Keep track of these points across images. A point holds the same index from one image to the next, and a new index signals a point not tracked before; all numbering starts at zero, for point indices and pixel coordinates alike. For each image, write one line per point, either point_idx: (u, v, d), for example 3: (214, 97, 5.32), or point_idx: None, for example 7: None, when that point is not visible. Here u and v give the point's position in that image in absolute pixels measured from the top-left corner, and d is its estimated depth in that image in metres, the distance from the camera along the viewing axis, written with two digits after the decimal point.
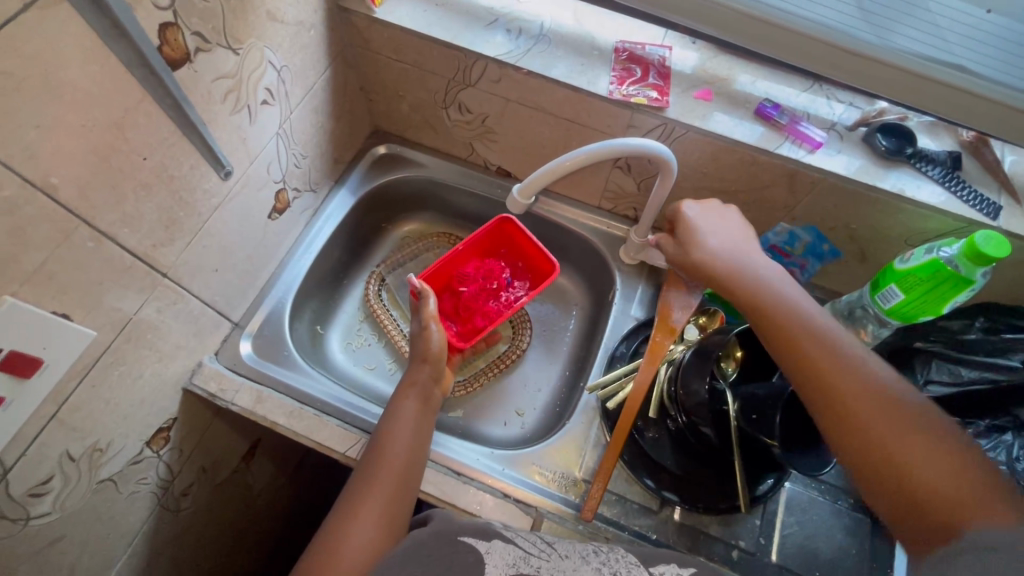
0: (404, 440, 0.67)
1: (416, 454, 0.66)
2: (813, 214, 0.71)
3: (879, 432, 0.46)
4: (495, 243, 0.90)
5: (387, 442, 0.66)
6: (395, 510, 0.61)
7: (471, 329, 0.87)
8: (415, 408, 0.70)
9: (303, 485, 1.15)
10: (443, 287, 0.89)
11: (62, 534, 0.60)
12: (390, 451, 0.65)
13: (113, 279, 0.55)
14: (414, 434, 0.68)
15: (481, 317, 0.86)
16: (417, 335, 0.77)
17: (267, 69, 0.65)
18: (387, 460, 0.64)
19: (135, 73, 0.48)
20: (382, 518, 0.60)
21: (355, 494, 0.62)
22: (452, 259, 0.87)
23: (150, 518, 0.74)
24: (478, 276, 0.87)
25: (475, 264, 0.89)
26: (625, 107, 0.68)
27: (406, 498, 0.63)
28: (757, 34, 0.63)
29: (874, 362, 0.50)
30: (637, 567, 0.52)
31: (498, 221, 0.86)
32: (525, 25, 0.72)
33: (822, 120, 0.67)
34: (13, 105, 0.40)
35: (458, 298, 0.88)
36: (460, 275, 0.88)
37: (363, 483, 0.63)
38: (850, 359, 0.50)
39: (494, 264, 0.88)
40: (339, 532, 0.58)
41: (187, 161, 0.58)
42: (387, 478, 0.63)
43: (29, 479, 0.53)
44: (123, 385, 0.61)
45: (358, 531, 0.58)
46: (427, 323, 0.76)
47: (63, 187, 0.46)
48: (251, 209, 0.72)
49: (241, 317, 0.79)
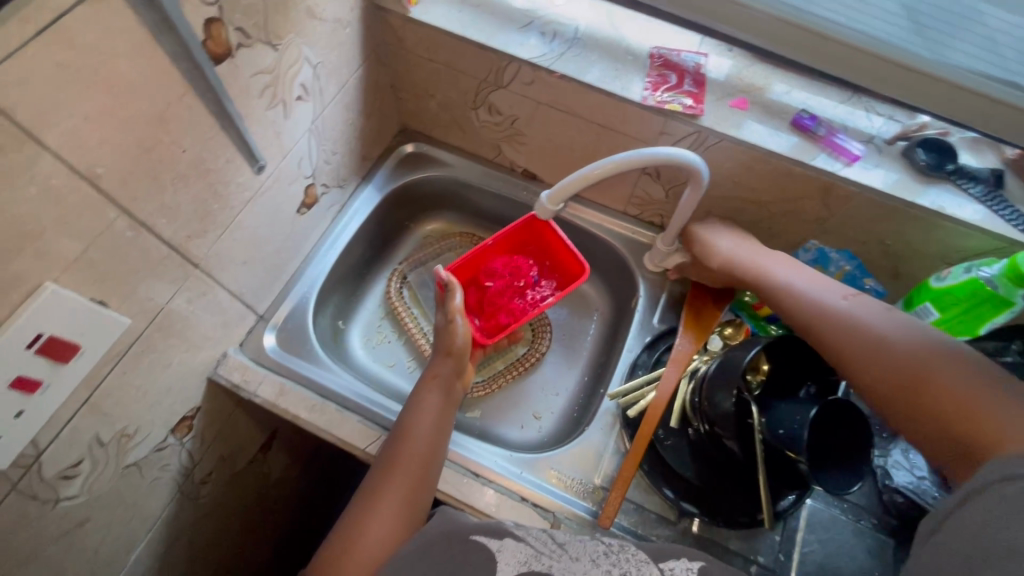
0: (425, 431, 0.67)
1: (436, 449, 0.66)
2: (845, 228, 0.70)
3: (896, 381, 0.54)
4: (523, 240, 0.89)
5: (408, 433, 0.66)
6: (413, 505, 0.61)
7: (494, 325, 0.87)
8: (437, 402, 0.70)
9: (316, 478, 1.16)
10: (468, 281, 0.89)
11: (88, 517, 0.61)
12: (411, 442, 0.65)
13: (149, 268, 0.56)
14: (434, 425, 0.68)
15: (505, 314, 0.86)
16: (441, 329, 0.77)
17: (304, 65, 0.66)
18: (407, 448, 0.65)
19: (180, 67, 0.49)
20: (401, 511, 0.60)
21: (374, 483, 0.63)
22: (480, 253, 0.87)
23: (171, 504, 0.76)
24: (506, 272, 0.86)
25: (503, 260, 0.88)
26: (658, 113, 0.67)
27: (425, 492, 0.63)
28: (804, 45, 0.63)
29: (889, 325, 0.58)
30: (646, 564, 0.51)
31: (528, 219, 0.85)
32: (559, 28, 0.72)
33: (860, 133, 0.66)
34: (64, 96, 0.41)
35: (484, 292, 0.88)
36: (487, 269, 0.87)
37: (383, 472, 0.63)
38: (863, 328, 0.58)
39: (523, 261, 0.87)
40: (357, 524, 0.59)
41: (224, 155, 0.59)
42: (406, 475, 0.62)
43: (60, 461, 0.54)
44: (153, 373, 0.62)
45: (376, 524, 0.59)
46: (453, 318, 0.76)
47: (107, 177, 0.47)
48: (281, 203, 0.73)
49: (266, 310, 0.80)
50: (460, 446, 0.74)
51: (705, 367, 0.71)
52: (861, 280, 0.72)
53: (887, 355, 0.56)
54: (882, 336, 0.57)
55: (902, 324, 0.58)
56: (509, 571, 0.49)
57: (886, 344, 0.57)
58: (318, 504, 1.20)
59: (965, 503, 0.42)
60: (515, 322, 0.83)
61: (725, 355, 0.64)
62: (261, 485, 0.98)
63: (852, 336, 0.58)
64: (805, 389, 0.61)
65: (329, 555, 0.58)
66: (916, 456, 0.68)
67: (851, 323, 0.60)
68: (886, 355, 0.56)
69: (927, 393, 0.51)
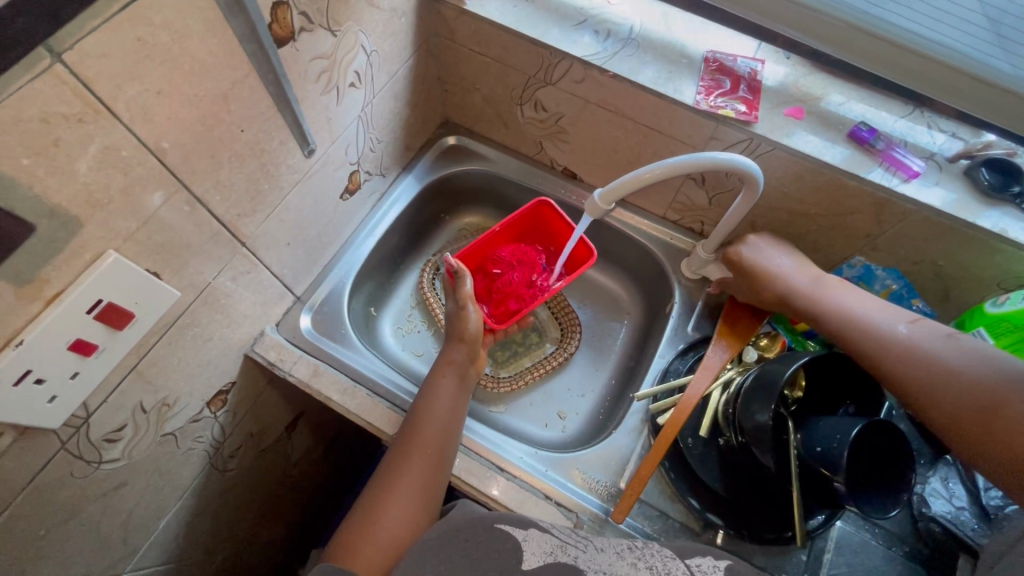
0: (441, 415, 0.67)
1: (449, 434, 0.66)
2: (895, 246, 0.68)
3: (959, 411, 0.52)
4: (526, 227, 0.90)
5: (424, 418, 0.66)
6: (430, 489, 0.62)
7: (503, 312, 0.87)
8: (453, 387, 0.71)
9: (335, 460, 1.18)
10: (477, 267, 0.90)
11: (125, 481, 0.63)
12: (428, 425, 0.66)
13: (201, 243, 0.57)
14: (450, 410, 0.68)
15: (515, 300, 0.86)
16: (455, 316, 0.78)
17: (359, 52, 0.67)
18: (424, 432, 0.65)
19: (246, 47, 0.50)
20: (419, 494, 0.61)
21: (391, 467, 0.63)
22: (487, 241, 0.87)
23: (200, 475, 0.77)
24: (513, 260, 0.86)
25: (510, 247, 0.87)
26: (711, 118, 0.66)
27: (441, 476, 0.64)
28: (875, 54, 0.62)
29: (949, 351, 0.56)
30: (671, 560, 0.52)
31: (535, 204, 0.85)
32: (613, 27, 0.71)
33: (920, 149, 0.64)
34: (139, 71, 0.42)
35: (492, 279, 0.89)
36: (494, 257, 0.88)
37: (400, 454, 0.64)
38: (923, 356, 0.57)
39: (529, 248, 0.87)
40: (376, 506, 0.59)
41: (278, 137, 0.60)
42: (421, 462, 0.63)
43: (106, 424, 0.56)
44: (195, 345, 0.64)
45: (395, 507, 0.59)
46: (465, 305, 0.77)
47: (171, 152, 0.48)
48: (326, 187, 0.74)
49: (303, 292, 0.81)
50: (483, 439, 0.74)
51: (739, 378, 0.70)
52: (908, 300, 0.70)
53: (952, 383, 0.54)
54: (945, 362, 0.56)
55: (965, 348, 0.56)
56: (534, 560, 0.49)
57: (944, 368, 0.55)
58: (335, 486, 1.22)
59: None
60: (526, 307, 0.84)
61: (763, 368, 0.63)
62: (284, 463, 1.00)
63: (914, 366, 0.57)
64: (843, 408, 0.59)
65: (348, 536, 0.58)
66: (956, 485, 0.67)
67: (911, 349, 0.58)
68: (945, 380, 0.55)
69: (998, 423, 0.50)
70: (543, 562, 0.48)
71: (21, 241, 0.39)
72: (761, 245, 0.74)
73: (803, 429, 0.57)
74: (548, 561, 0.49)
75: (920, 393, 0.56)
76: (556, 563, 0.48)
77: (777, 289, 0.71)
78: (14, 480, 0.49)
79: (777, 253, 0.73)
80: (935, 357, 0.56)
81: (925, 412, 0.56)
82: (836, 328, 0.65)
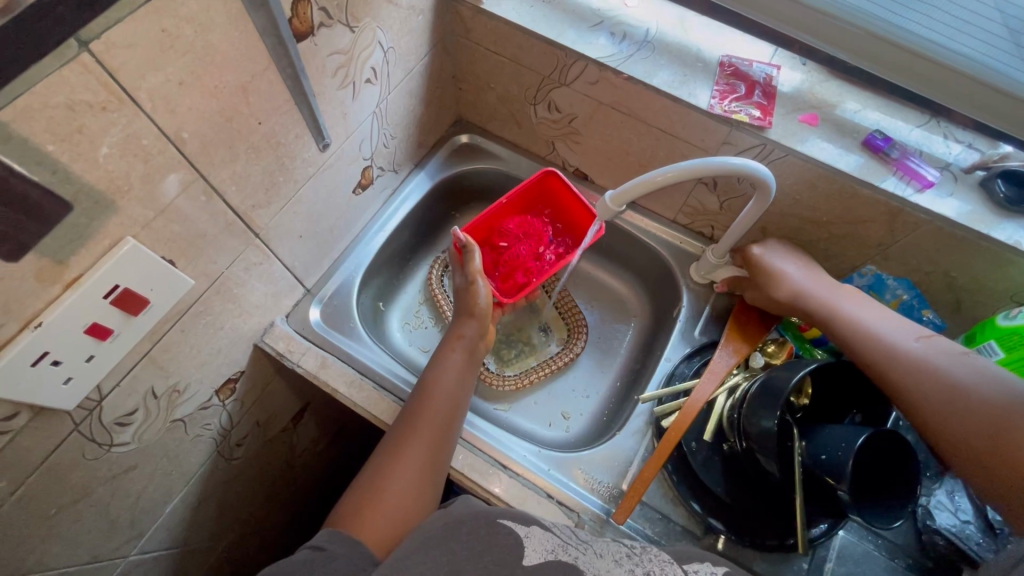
0: (449, 390, 0.68)
1: (457, 403, 0.68)
2: (908, 256, 0.68)
3: (965, 429, 0.53)
4: (532, 200, 0.89)
5: (431, 390, 0.67)
6: (435, 461, 0.62)
7: (511, 285, 0.87)
8: (461, 362, 0.71)
9: (338, 453, 1.18)
10: (482, 241, 0.89)
11: (135, 464, 0.64)
12: (436, 396, 0.67)
13: (216, 233, 0.58)
14: (458, 383, 0.69)
15: (522, 273, 0.87)
16: (462, 290, 0.78)
17: (376, 48, 0.67)
18: (431, 405, 0.66)
19: (266, 41, 0.51)
20: (424, 466, 0.61)
21: (396, 438, 0.64)
22: (494, 215, 0.86)
23: (207, 462, 0.78)
24: (519, 233, 0.87)
25: (516, 220, 0.87)
26: (724, 123, 0.66)
27: (445, 449, 0.64)
28: (893, 62, 0.61)
29: (957, 367, 0.56)
30: (670, 565, 0.51)
31: (543, 174, 0.85)
32: (630, 30, 0.71)
33: (936, 159, 0.64)
34: (163, 61, 0.43)
35: (498, 253, 0.89)
36: (500, 230, 0.87)
37: (409, 423, 0.65)
38: (932, 371, 0.57)
39: (535, 221, 0.88)
40: (383, 471, 0.60)
41: (294, 130, 0.61)
42: (429, 431, 0.64)
43: (118, 408, 0.57)
44: (206, 334, 0.65)
45: (401, 475, 0.59)
46: (473, 279, 0.76)
47: (190, 141, 0.49)
48: (339, 181, 0.74)
49: (313, 284, 0.82)
50: (487, 435, 0.74)
51: (745, 382, 0.70)
52: (919, 311, 0.70)
53: (960, 399, 0.54)
54: (954, 377, 0.56)
55: (974, 366, 0.56)
56: (534, 557, 0.49)
57: (952, 384, 0.55)
58: (338, 478, 1.23)
59: None
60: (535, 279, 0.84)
61: (769, 374, 0.63)
62: (289, 454, 1.01)
63: (923, 377, 0.57)
64: (849, 417, 0.59)
65: (352, 503, 0.58)
66: (961, 499, 0.66)
67: (919, 363, 0.58)
68: (952, 398, 0.55)
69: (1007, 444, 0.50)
70: (544, 560, 0.49)
71: (46, 224, 0.40)
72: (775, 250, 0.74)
73: (808, 437, 0.57)
74: (549, 558, 0.49)
75: (926, 409, 0.56)
76: (556, 562, 0.49)
77: (789, 292, 0.70)
78: (29, 459, 0.50)
79: (788, 258, 0.74)
80: (945, 371, 0.56)
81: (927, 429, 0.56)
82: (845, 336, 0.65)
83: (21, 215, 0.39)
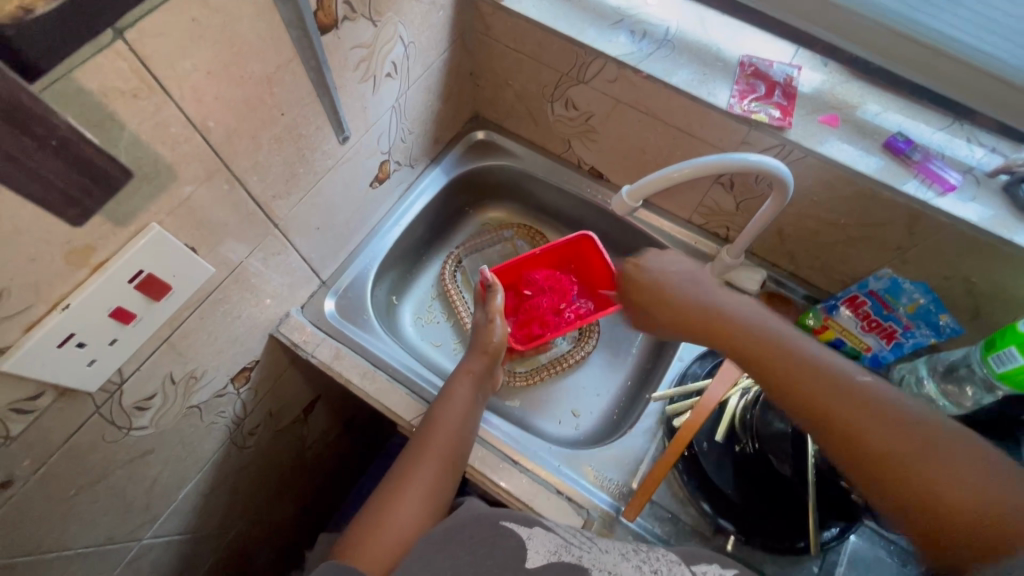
0: (454, 422, 0.68)
1: (463, 435, 0.68)
2: (926, 260, 0.67)
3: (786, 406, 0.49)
4: (565, 256, 0.91)
5: (438, 420, 0.68)
6: (440, 491, 0.61)
7: (524, 334, 0.88)
8: (468, 395, 0.72)
9: (348, 446, 1.19)
10: (508, 285, 0.92)
11: (151, 449, 0.65)
12: (442, 428, 0.67)
13: (236, 222, 0.59)
14: (463, 416, 0.69)
15: (538, 325, 0.88)
16: (481, 326, 0.82)
17: (397, 43, 0.68)
18: (437, 435, 0.66)
19: (290, 32, 0.51)
20: (430, 496, 0.60)
21: (402, 468, 0.63)
22: (526, 261, 0.89)
23: (221, 449, 0.79)
24: (545, 285, 0.88)
25: (544, 272, 0.90)
26: (743, 122, 0.66)
27: (452, 482, 0.63)
28: (912, 58, 0.61)
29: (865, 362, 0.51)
30: (678, 566, 0.51)
31: (579, 237, 0.86)
32: (650, 29, 0.71)
33: (958, 163, 0.63)
34: (193, 50, 0.43)
35: (521, 299, 0.91)
36: (528, 278, 0.90)
37: (414, 455, 0.64)
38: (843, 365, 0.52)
39: (563, 277, 0.90)
40: (388, 503, 0.58)
41: (315, 122, 0.61)
42: (433, 461, 0.63)
43: (138, 392, 0.58)
44: (224, 321, 0.66)
45: (406, 506, 0.58)
46: (493, 317, 0.81)
47: (215, 131, 0.50)
48: (357, 174, 0.75)
49: (329, 276, 0.83)
50: (500, 431, 0.75)
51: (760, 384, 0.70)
52: (936, 316, 0.68)
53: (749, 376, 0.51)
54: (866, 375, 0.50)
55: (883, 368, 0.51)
56: (538, 559, 0.48)
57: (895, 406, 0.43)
58: (347, 471, 1.24)
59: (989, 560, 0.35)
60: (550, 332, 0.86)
61: None
62: (300, 444, 1.01)
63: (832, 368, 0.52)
64: None
65: (355, 536, 0.56)
66: None
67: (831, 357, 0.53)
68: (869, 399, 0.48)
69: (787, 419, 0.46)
70: (546, 562, 0.48)
71: (108, 192, 0.43)
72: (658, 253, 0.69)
73: None
74: (552, 560, 0.48)
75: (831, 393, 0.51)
76: (560, 563, 0.48)
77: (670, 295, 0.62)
78: (51, 439, 0.51)
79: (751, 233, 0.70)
80: (783, 354, 0.49)
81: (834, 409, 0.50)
82: (728, 329, 0.54)
83: (91, 186, 0.41)
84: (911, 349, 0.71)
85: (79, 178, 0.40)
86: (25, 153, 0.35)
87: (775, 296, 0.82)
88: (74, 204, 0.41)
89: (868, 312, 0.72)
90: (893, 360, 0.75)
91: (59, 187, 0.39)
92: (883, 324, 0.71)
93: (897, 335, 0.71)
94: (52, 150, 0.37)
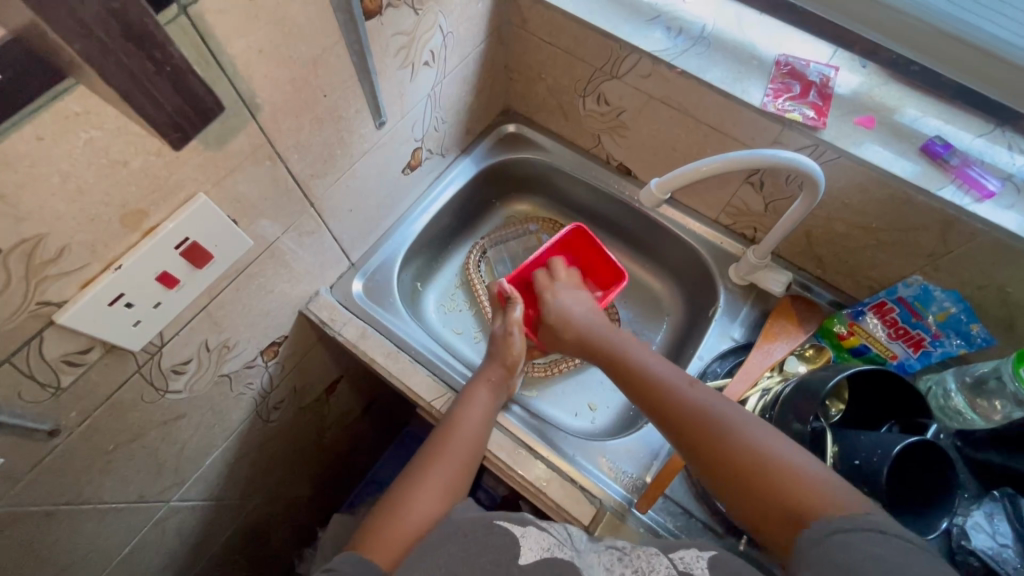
0: (474, 426, 0.68)
1: (483, 435, 0.68)
2: (961, 269, 0.66)
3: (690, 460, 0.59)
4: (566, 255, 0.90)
5: (457, 423, 0.68)
6: (452, 492, 0.62)
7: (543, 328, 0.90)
8: (487, 399, 0.72)
9: (366, 429, 1.21)
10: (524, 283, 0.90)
11: (183, 413, 0.68)
12: (459, 430, 0.67)
13: (275, 198, 0.61)
14: (483, 422, 0.69)
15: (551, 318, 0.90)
16: (498, 336, 0.80)
17: (436, 33, 0.69)
18: (456, 438, 0.66)
19: (338, 18, 0.54)
20: (445, 494, 0.61)
21: (419, 465, 0.64)
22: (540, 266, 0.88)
23: (247, 420, 0.82)
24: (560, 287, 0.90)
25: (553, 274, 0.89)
26: (777, 121, 0.66)
27: (463, 482, 0.64)
28: (962, 61, 0.60)
29: (691, 393, 0.61)
30: (656, 557, 0.53)
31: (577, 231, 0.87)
32: (685, 25, 0.72)
33: (999, 169, 0.61)
34: (247, 29, 0.46)
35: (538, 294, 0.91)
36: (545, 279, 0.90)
37: (431, 454, 0.65)
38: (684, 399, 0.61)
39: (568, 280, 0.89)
40: (403, 500, 0.59)
41: (355, 105, 0.63)
42: (452, 461, 0.64)
43: (175, 356, 0.61)
44: (259, 294, 0.68)
45: (422, 499, 0.59)
46: (511, 329, 0.78)
47: (264, 108, 0.52)
48: (390, 160, 0.77)
49: (358, 259, 0.85)
50: (520, 419, 0.76)
51: (780, 385, 0.69)
52: (966, 325, 0.66)
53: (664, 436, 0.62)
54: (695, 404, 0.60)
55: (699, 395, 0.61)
56: (531, 556, 0.50)
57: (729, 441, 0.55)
58: (362, 454, 1.26)
59: (840, 535, 0.44)
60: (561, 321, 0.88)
61: (805, 378, 0.63)
62: (320, 423, 1.04)
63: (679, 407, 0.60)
64: (886, 426, 0.61)
65: (365, 535, 0.57)
66: (1000, 522, 0.60)
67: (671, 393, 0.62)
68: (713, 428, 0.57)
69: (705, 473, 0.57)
70: (539, 559, 0.50)
71: (203, 121, 0.46)
72: (564, 289, 0.83)
73: (840, 441, 0.58)
74: (545, 558, 0.50)
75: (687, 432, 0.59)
76: (552, 560, 0.50)
77: (575, 326, 0.77)
78: (97, 393, 0.55)
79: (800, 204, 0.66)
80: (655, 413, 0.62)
81: (692, 448, 0.58)
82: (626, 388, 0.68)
83: (149, 152, 0.44)
84: (938, 358, 0.70)
85: (182, 104, 0.44)
86: (147, 78, 0.40)
87: (800, 296, 0.80)
88: (176, 128, 0.45)
89: (895, 320, 0.71)
90: (920, 370, 0.73)
91: (167, 109, 0.42)
92: (911, 332, 0.70)
93: (925, 344, 0.70)
94: (166, 75, 0.41)
